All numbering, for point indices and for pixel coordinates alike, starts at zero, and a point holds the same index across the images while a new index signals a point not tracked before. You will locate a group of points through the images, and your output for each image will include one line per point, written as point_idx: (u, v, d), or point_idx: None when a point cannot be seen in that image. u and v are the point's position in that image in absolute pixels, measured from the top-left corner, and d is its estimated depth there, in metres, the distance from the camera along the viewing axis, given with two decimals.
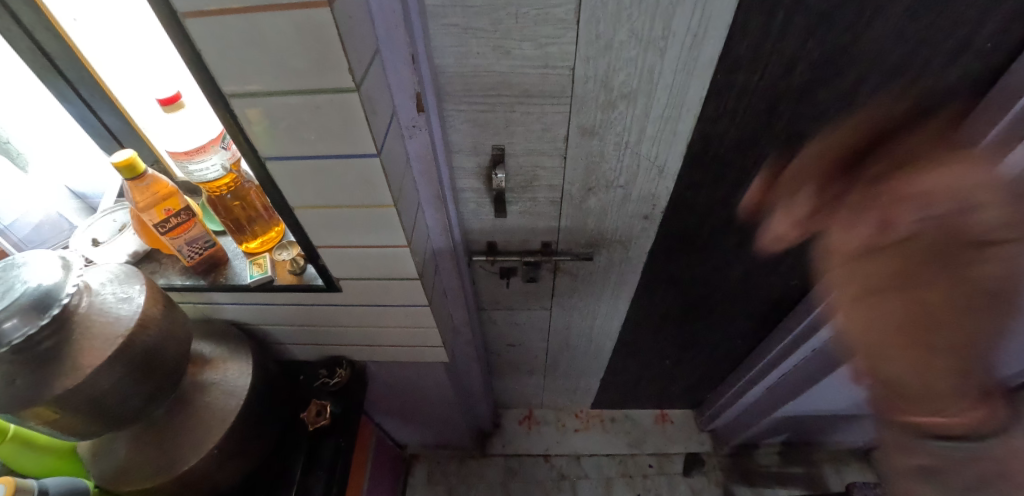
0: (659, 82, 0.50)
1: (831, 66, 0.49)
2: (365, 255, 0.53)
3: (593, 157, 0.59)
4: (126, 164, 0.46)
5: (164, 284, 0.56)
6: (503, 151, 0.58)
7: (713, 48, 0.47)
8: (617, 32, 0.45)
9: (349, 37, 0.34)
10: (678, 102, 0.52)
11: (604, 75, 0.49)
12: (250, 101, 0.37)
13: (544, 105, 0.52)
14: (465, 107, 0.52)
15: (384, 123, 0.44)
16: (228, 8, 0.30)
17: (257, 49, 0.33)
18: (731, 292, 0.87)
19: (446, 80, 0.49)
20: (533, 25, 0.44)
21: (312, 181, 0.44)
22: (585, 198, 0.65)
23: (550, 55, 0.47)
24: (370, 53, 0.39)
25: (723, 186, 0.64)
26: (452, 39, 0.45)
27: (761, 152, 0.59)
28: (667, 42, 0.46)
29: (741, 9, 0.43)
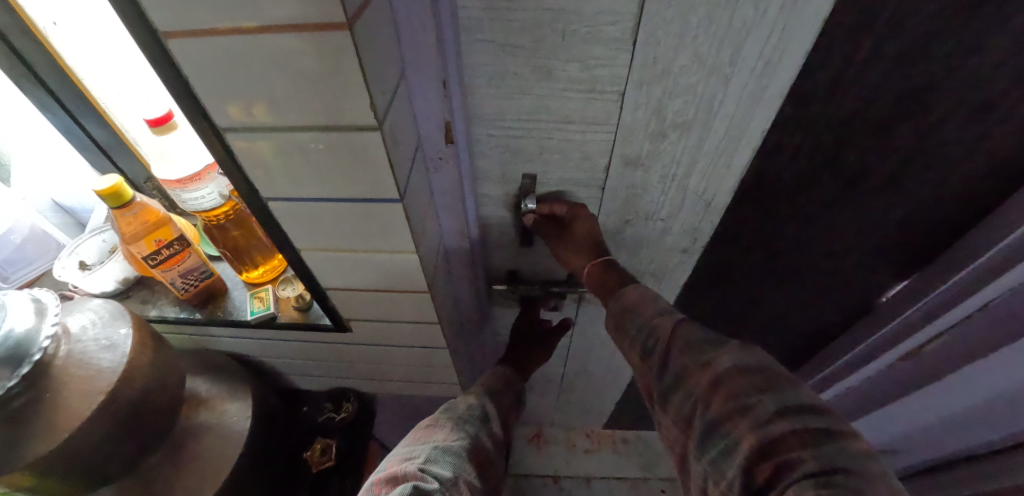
0: (720, 111, 0.44)
1: (917, 101, 0.43)
2: (375, 299, 0.48)
3: (635, 188, 0.53)
4: (111, 192, 0.41)
5: (157, 315, 0.52)
6: (534, 180, 0.52)
7: (787, 75, 0.40)
8: (678, 55, 0.39)
9: (372, 65, 0.28)
10: (738, 134, 0.46)
11: (657, 102, 0.43)
12: (252, 133, 0.32)
13: (586, 132, 0.46)
14: (497, 131, 0.47)
15: (407, 156, 0.38)
16: (228, 28, 0.25)
17: (261, 78, 0.28)
18: (763, 325, 0.82)
19: (476, 102, 0.43)
20: (582, 44, 0.38)
21: (323, 223, 0.39)
22: (621, 230, 0.59)
23: (598, 79, 0.41)
24: (395, 79, 0.34)
25: (773, 220, 0.59)
26: (486, 56, 0.39)
27: (819, 188, 0.53)
28: (736, 68, 0.40)
29: (825, 33, 0.37)
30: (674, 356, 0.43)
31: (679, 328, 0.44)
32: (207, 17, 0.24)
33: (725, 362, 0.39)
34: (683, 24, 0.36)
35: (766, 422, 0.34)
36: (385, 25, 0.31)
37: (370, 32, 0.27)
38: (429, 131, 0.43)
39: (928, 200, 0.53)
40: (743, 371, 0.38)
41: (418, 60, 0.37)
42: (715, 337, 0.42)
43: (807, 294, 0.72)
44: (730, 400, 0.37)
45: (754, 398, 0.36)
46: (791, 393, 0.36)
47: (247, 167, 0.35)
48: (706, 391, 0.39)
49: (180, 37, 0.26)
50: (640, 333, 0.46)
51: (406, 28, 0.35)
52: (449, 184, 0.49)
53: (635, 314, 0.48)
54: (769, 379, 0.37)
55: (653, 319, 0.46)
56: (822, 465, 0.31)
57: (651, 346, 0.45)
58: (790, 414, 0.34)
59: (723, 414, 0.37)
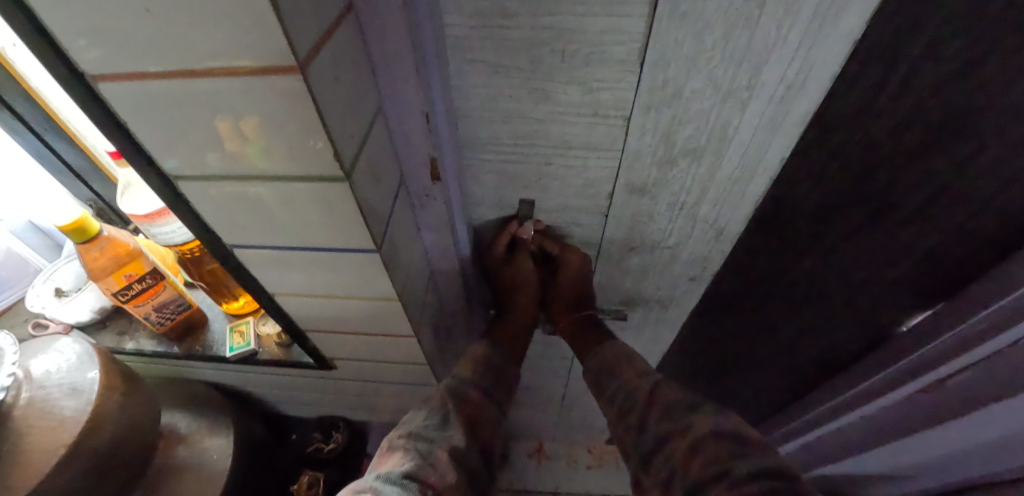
0: (734, 138, 0.40)
1: (953, 134, 0.38)
2: (357, 339, 0.47)
3: (640, 215, 0.50)
4: (75, 226, 0.39)
5: (133, 348, 0.51)
6: (532, 205, 0.49)
7: (809, 102, 0.36)
8: (690, 79, 0.35)
9: (337, 104, 0.25)
10: (754, 162, 0.43)
11: (666, 128, 0.39)
12: (212, 171, 0.29)
13: (589, 157, 0.43)
14: (491, 157, 0.43)
15: (388, 194, 0.35)
16: (176, 63, 0.22)
17: (216, 114, 0.25)
18: (775, 350, 0.78)
19: (468, 126, 0.40)
20: (584, 66, 0.35)
21: (301, 265, 0.37)
22: (625, 257, 0.57)
23: (601, 102, 0.38)
24: (367, 114, 0.30)
25: (788, 248, 0.55)
26: (479, 78, 0.36)
27: (839, 218, 0.50)
28: (753, 93, 0.36)
29: (855, 58, 0.33)
30: (654, 420, 0.43)
31: (657, 391, 0.45)
32: (150, 52, 0.22)
33: (702, 426, 0.40)
34: (693, 48, 0.33)
35: (740, 484, 0.35)
36: (353, 56, 0.27)
37: (333, 67, 0.24)
38: (415, 164, 0.40)
39: (961, 239, 0.48)
40: (719, 436, 0.38)
41: (398, 89, 0.34)
42: (692, 401, 0.43)
43: (822, 324, 0.68)
44: (708, 466, 0.37)
45: (731, 462, 0.36)
46: (766, 460, 0.36)
47: (214, 208, 0.32)
48: (685, 454, 0.39)
49: (114, 79, 0.23)
50: (620, 394, 0.48)
51: (381, 58, 0.31)
52: (439, 217, 0.46)
53: (612, 373, 0.51)
54: (745, 443, 0.38)
55: (632, 381, 0.48)
56: None
57: (627, 407, 0.46)
58: (764, 480, 0.34)
59: (703, 478, 0.36)
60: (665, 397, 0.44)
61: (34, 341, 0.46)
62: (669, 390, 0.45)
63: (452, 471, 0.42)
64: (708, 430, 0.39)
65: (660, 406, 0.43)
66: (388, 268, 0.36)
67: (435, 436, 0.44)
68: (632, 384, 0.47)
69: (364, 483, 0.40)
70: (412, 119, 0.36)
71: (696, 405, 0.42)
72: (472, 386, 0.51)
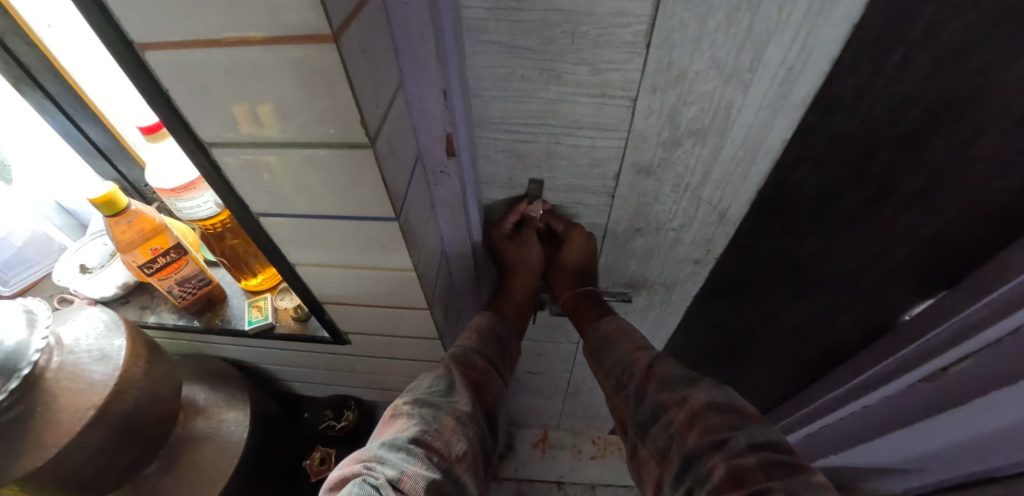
0: (737, 120, 0.42)
1: (951, 118, 0.39)
2: (372, 314, 0.49)
3: (644, 195, 0.51)
4: (105, 200, 0.41)
5: (156, 321, 0.53)
6: (541, 185, 0.51)
7: (807, 87, 0.38)
8: (694, 61, 0.36)
9: (365, 78, 0.27)
10: (756, 144, 0.44)
11: (671, 109, 0.41)
12: (237, 148, 0.30)
13: (596, 137, 0.44)
14: (502, 136, 0.45)
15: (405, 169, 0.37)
16: (210, 40, 0.24)
17: (243, 93, 0.26)
18: (777, 339, 0.79)
19: (481, 105, 0.42)
20: (593, 47, 0.36)
21: (318, 239, 0.39)
22: (630, 239, 0.59)
23: (608, 83, 0.39)
24: (389, 90, 0.32)
25: (790, 233, 0.56)
26: (491, 57, 0.37)
27: (840, 203, 0.51)
28: (756, 75, 0.37)
29: (853, 44, 0.34)
30: (652, 391, 0.44)
31: (655, 364, 0.46)
32: (187, 28, 0.23)
33: (700, 398, 0.41)
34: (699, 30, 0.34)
35: (737, 454, 0.36)
36: (378, 33, 0.29)
37: (362, 41, 0.26)
38: (431, 144, 0.41)
39: (962, 224, 0.49)
40: (717, 408, 0.40)
41: (418, 69, 0.35)
42: (689, 375, 0.44)
43: (825, 310, 0.69)
44: (705, 435, 0.38)
45: (727, 432, 0.38)
46: (761, 432, 0.38)
47: (242, 183, 0.34)
48: (683, 424, 0.40)
49: (157, 48, 0.24)
50: (619, 366, 0.49)
51: (403, 37, 0.33)
52: (453, 196, 0.48)
53: (612, 345, 0.52)
54: (741, 415, 0.39)
55: (632, 353, 0.49)
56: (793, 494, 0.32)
57: (626, 378, 0.47)
58: (758, 450, 0.36)
59: (700, 447, 0.38)
60: (665, 370, 0.45)
61: (65, 309, 0.48)
62: (667, 363, 0.46)
63: (460, 439, 0.44)
64: (705, 403, 0.40)
65: (658, 379, 0.44)
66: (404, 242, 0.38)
67: (441, 401, 0.45)
68: (632, 357, 0.49)
69: (367, 453, 0.41)
70: (429, 100, 0.37)
71: (694, 379, 0.43)
72: (478, 353, 0.53)
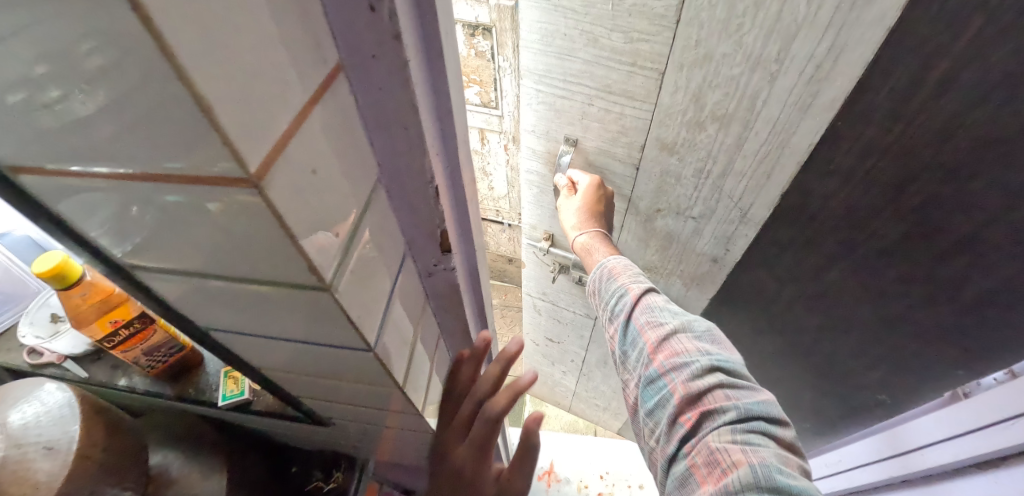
0: (762, 107, 0.51)
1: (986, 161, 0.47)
2: (340, 390, 0.44)
3: (669, 171, 0.64)
4: (55, 273, 0.40)
5: (126, 384, 0.51)
6: (575, 142, 0.65)
7: (841, 83, 0.46)
8: (723, 42, 0.46)
9: (315, 199, 0.21)
10: (786, 132, 0.52)
11: (700, 86, 0.51)
12: (162, 266, 0.27)
13: (625, 102, 0.56)
14: (551, 87, 0.59)
15: (386, 281, 0.33)
16: (91, 172, 0.19)
17: (145, 206, 0.21)
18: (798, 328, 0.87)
19: (540, 57, 0.56)
20: (627, 15, 0.47)
21: (281, 344, 0.35)
22: (654, 216, 0.75)
23: (639, 52, 0.50)
24: (358, 201, 0.26)
25: (826, 231, 0.64)
26: (543, 17, 0.52)
27: (876, 218, 0.58)
28: (782, 64, 0.46)
29: (887, 48, 0.42)
30: (645, 326, 0.58)
31: (645, 295, 0.61)
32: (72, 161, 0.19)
33: (675, 327, 0.56)
34: (728, 12, 0.43)
35: (697, 376, 0.51)
36: (337, 132, 0.22)
37: (312, 156, 0.20)
38: (417, 238, 0.36)
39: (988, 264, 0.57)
40: (687, 336, 0.55)
41: (401, 162, 0.29)
42: (675, 308, 0.58)
43: (844, 313, 0.76)
44: (669, 358, 0.54)
45: (693, 357, 0.53)
46: (722, 354, 0.54)
47: (194, 292, 0.30)
48: (657, 350, 0.56)
49: (29, 172, 0.22)
50: (615, 295, 0.63)
51: (377, 126, 0.26)
52: (444, 288, 0.43)
53: (611, 278, 0.65)
54: (706, 336, 0.56)
55: (631, 290, 0.62)
56: (739, 415, 0.48)
57: (619, 312, 0.62)
58: (715, 370, 0.51)
59: (665, 366, 0.54)
60: (646, 305, 0.59)
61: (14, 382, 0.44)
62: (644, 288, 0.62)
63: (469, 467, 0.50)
64: (672, 332, 0.56)
65: (639, 306, 0.60)
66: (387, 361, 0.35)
67: None
68: (624, 283, 0.63)
69: None
70: (420, 194, 0.31)
71: (658, 300, 0.60)
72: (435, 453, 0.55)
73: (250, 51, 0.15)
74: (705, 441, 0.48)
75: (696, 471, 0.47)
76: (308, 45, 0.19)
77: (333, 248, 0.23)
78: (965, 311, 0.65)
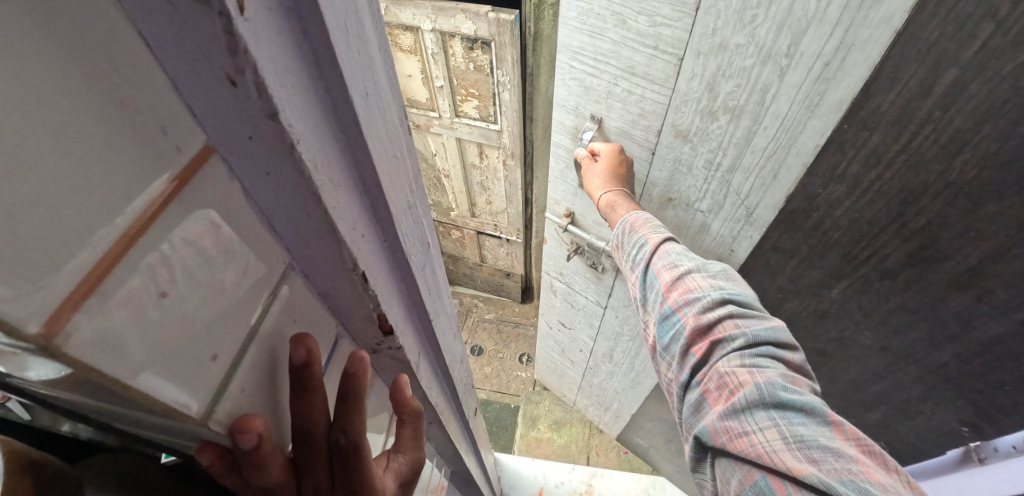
0: (773, 101, 0.67)
1: (973, 187, 0.58)
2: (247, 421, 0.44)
3: (682, 159, 0.84)
4: None
5: None
6: (601, 119, 0.90)
7: (840, 92, 0.61)
8: (737, 37, 0.64)
9: (168, 329, 0.26)
10: (794, 130, 0.68)
11: (715, 84, 0.70)
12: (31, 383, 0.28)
13: (645, 85, 0.78)
14: (598, 54, 0.80)
15: (300, 303, 0.39)
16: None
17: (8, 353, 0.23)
18: (810, 338, 0.95)
19: (585, 33, 0.80)
20: (654, 3, 0.68)
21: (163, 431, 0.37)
22: (667, 203, 0.94)
23: (661, 36, 0.71)
24: (250, 234, 0.31)
25: (839, 241, 0.75)
26: (579, 5, 0.77)
27: (884, 236, 0.69)
28: (793, 58, 0.62)
29: (894, 53, 0.55)
30: (668, 273, 0.80)
31: (665, 242, 0.83)
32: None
33: (691, 267, 0.79)
34: (742, 5, 0.61)
35: (712, 306, 0.73)
36: (214, 214, 0.28)
37: (163, 281, 0.25)
38: (341, 293, 0.41)
39: (982, 292, 0.65)
40: (701, 275, 0.77)
41: (311, 240, 0.34)
42: (688, 253, 0.81)
43: (850, 334, 0.87)
44: (683, 293, 0.77)
45: (708, 293, 0.74)
46: (738, 293, 0.74)
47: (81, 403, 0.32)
48: (675, 289, 0.78)
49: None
50: (635, 247, 0.86)
51: (271, 205, 0.31)
52: (365, 327, 0.47)
53: (612, 214, 0.90)
54: (721, 276, 0.78)
55: (647, 236, 0.84)
56: (748, 340, 0.69)
57: (640, 260, 0.85)
58: (726, 302, 0.73)
59: (680, 299, 0.77)
60: (669, 250, 0.81)
61: None
62: (660, 238, 0.83)
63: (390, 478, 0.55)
64: (691, 269, 0.78)
65: (655, 247, 0.82)
66: (280, 386, 0.40)
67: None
68: (633, 224, 0.86)
69: None
70: (332, 266, 0.37)
71: (671, 245, 0.82)
72: None
73: (47, 231, 0.19)
74: (714, 366, 0.71)
75: (708, 394, 0.70)
76: (172, 116, 0.24)
77: (209, 370, 0.30)
78: (966, 358, 0.73)
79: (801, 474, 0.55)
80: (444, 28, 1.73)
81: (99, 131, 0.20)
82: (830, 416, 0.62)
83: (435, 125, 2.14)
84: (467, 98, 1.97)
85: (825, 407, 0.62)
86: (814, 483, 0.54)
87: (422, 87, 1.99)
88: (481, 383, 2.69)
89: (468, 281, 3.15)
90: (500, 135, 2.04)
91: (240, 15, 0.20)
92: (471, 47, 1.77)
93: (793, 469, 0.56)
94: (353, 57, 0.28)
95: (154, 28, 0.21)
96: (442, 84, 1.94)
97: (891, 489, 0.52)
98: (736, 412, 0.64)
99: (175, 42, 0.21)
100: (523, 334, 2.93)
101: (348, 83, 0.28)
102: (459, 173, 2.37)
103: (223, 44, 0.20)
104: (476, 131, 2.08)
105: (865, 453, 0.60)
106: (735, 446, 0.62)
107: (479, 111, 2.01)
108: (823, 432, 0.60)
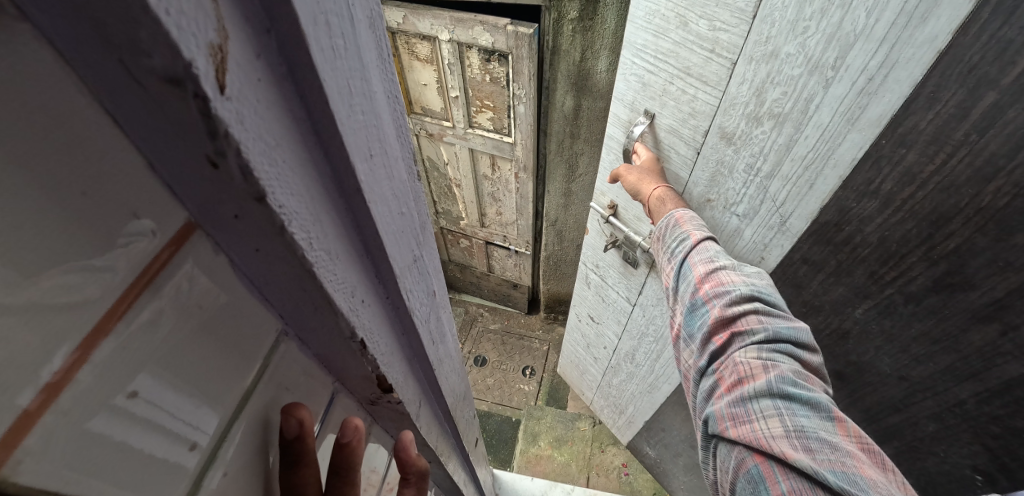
0: (816, 111, 0.70)
1: (1003, 215, 0.59)
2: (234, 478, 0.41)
3: (724, 161, 0.87)
4: None
5: None
6: (653, 116, 0.97)
7: (880, 106, 0.64)
8: (789, 46, 0.69)
9: (135, 434, 0.24)
10: (833, 143, 0.71)
11: (762, 90, 0.75)
12: None
13: (697, 85, 0.84)
14: (660, 52, 0.88)
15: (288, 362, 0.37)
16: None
17: None
18: (828, 359, 0.95)
19: (653, 33, 0.88)
20: (715, 7, 0.75)
21: None
22: (704, 206, 0.98)
23: (719, 40, 0.77)
24: (237, 309, 0.29)
25: (866, 259, 0.77)
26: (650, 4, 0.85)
27: (912, 260, 0.71)
28: (838, 71, 0.65)
29: (936, 70, 0.57)
30: (700, 265, 0.82)
31: (705, 239, 0.86)
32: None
33: (726, 263, 0.80)
34: (796, 15, 0.66)
35: (739, 299, 0.74)
36: (200, 296, 0.26)
37: (137, 379, 0.23)
38: (333, 354, 0.39)
39: (1006, 326, 0.65)
40: (732, 270, 0.79)
41: (304, 309, 0.32)
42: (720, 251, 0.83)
43: (869, 359, 0.87)
44: (714, 285, 0.78)
45: (737, 288, 0.75)
46: (767, 293, 0.75)
47: None
48: (707, 281, 0.80)
49: None
50: (674, 240, 0.90)
51: (261, 280, 0.29)
52: (364, 385, 0.45)
53: (654, 210, 0.97)
54: (752, 275, 0.80)
55: (687, 232, 0.88)
56: (768, 336, 0.69)
57: (679, 253, 0.88)
58: (752, 299, 0.74)
59: (710, 292, 0.78)
60: (707, 244, 0.84)
61: None
62: (699, 234, 0.87)
63: None
64: (724, 266, 0.80)
65: (693, 241, 0.86)
66: (273, 463, 0.39)
67: None
68: (674, 219, 0.91)
69: None
70: (327, 332, 0.35)
71: (709, 241, 0.85)
72: None
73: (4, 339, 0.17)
74: (731, 356, 0.72)
75: (721, 380, 0.72)
76: (148, 197, 0.21)
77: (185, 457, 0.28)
78: (987, 397, 0.72)
79: (790, 459, 0.57)
80: (461, 39, 1.77)
81: (76, 226, 0.18)
82: (836, 413, 0.62)
83: (449, 134, 2.19)
84: (481, 110, 2.02)
85: (830, 403, 0.62)
86: (801, 468, 0.56)
87: (437, 96, 2.05)
88: (481, 394, 2.67)
89: (476, 290, 3.17)
90: (514, 147, 2.07)
91: (220, 95, 0.17)
92: (488, 59, 1.81)
93: (784, 453, 0.58)
94: (355, 119, 0.26)
95: (124, 111, 0.18)
96: (457, 94, 1.98)
97: (883, 487, 0.53)
98: (743, 400, 0.65)
99: (151, 126, 0.19)
100: (525, 346, 2.91)
101: (349, 146, 0.25)
102: (470, 183, 2.41)
103: (202, 129, 0.18)
104: (489, 143, 2.12)
105: (866, 451, 0.60)
106: (737, 431, 0.64)
107: (493, 122, 2.06)
108: (825, 425, 0.61)
